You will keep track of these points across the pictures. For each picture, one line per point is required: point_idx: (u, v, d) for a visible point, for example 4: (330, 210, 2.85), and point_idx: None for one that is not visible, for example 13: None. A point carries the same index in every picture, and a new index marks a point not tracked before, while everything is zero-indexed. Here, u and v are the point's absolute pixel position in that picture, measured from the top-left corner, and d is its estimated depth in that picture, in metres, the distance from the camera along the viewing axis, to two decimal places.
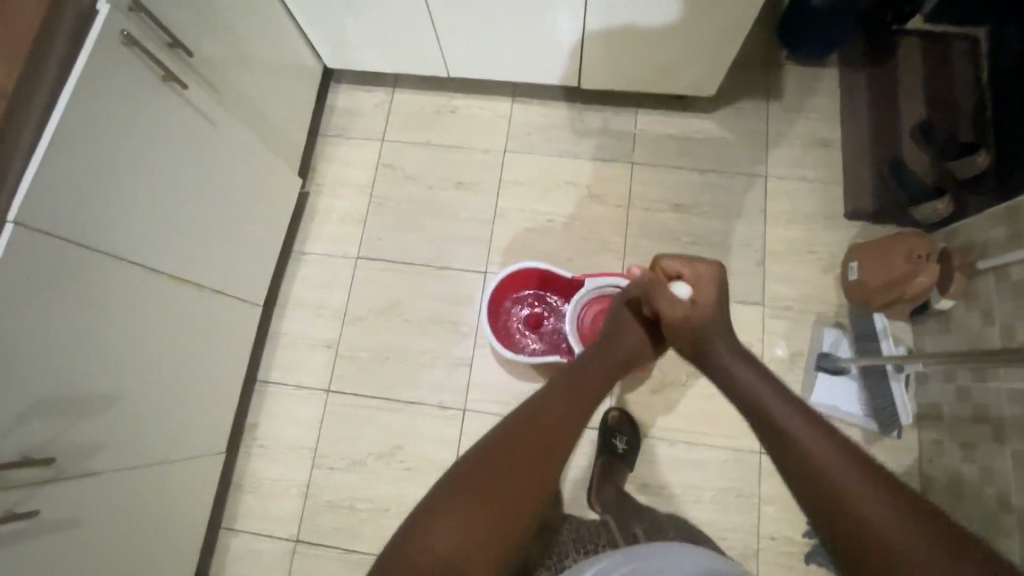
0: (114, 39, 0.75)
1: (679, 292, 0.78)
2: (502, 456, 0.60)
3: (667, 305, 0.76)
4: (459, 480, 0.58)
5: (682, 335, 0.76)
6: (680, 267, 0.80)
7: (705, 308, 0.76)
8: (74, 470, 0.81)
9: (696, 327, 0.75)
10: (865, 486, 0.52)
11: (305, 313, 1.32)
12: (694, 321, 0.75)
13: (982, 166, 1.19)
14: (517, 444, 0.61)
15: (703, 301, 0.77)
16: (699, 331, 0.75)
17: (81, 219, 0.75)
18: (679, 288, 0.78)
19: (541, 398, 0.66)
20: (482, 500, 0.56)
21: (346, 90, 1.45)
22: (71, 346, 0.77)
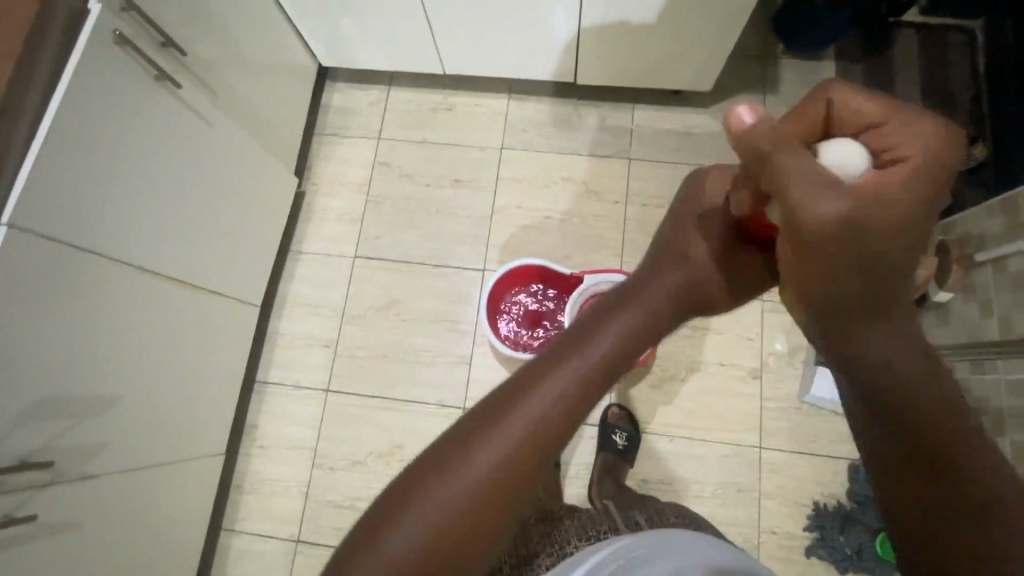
0: (106, 38, 0.74)
1: (842, 159, 0.39)
2: (487, 437, 0.39)
3: (808, 172, 0.36)
4: (428, 463, 0.39)
5: (825, 243, 0.35)
6: (872, 110, 0.40)
7: (890, 195, 0.36)
8: (73, 473, 0.81)
9: (866, 230, 0.35)
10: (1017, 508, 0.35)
11: (303, 313, 1.31)
12: (861, 226, 0.35)
13: (978, 159, 1.20)
14: (507, 415, 0.40)
15: (890, 179, 0.37)
16: (869, 239, 0.35)
17: (76, 221, 0.75)
18: (846, 151, 0.39)
19: (559, 345, 0.43)
20: (466, 490, 0.38)
21: (341, 88, 1.44)
22: (68, 350, 0.77)
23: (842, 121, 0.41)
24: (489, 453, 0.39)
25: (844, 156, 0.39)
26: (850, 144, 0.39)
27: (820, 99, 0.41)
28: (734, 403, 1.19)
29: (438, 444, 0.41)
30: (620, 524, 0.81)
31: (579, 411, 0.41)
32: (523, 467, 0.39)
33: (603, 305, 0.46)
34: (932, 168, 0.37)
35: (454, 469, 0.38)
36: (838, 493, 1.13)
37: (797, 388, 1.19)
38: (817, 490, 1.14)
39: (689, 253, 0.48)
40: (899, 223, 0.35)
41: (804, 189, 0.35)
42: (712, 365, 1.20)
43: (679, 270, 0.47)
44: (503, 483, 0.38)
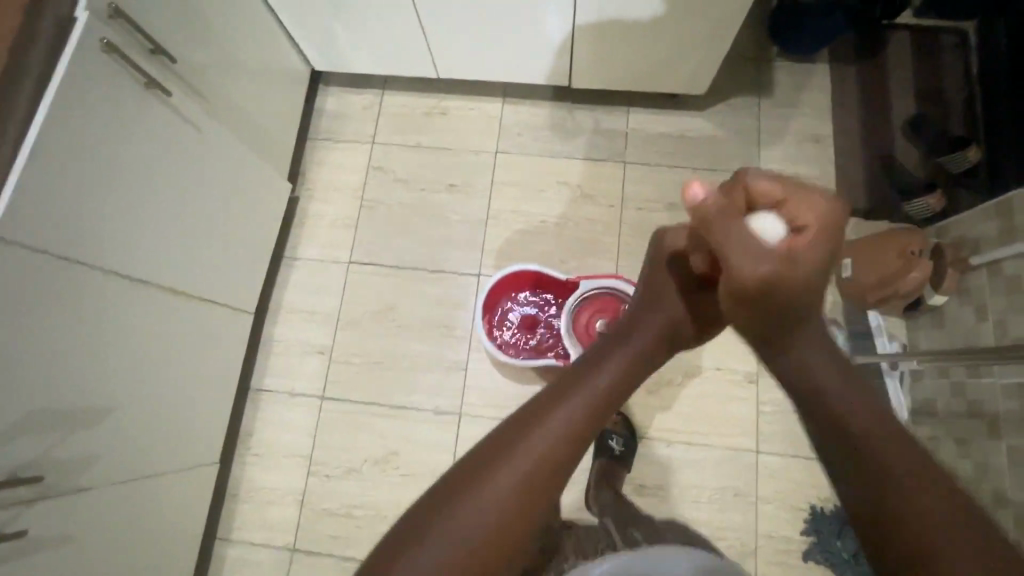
0: (93, 46, 0.73)
1: (766, 230, 0.50)
2: (505, 461, 0.50)
3: (739, 250, 0.49)
4: (453, 483, 0.49)
5: (751, 297, 0.50)
6: (776, 188, 0.50)
7: (798, 263, 0.49)
8: (65, 486, 0.80)
9: (779, 290, 0.49)
10: (929, 496, 0.46)
11: (297, 319, 1.30)
12: (774, 289, 0.49)
13: (973, 161, 1.20)
14: (522, 448, 0.51)
15: (801, 249, 0.49)
16: (780, 295, 0.50)
17: (68, 232, 0.74)
18: (765, 224, 0.50)
19: (559, 387, 0.56)
20: (495, 503, 0.48)
21: (335, 93, 1.43)
22: (60, 363, 0.76)
23: (759, 198, 0.51)
24: (510, 473, 0.49)
25: (767, 229, 0.50)
26: (768, 217, 0.51)
27: (740, 179, 0.52)
28: (731, 407, 1.18)
29: (460, 467, 0.51)
30: (620, 540, 0.82)
31: (579, 440, 0.53)
32: (535, 487, 0.50)
33: (596, 350, 0.61)
34: (829, 235, 0.50)
35: (477, 488, 0.49)
36: (835, 497, 1.13)
37: None
38: (814, 493, 1.14)
39: (658, 304, 0.65)
40: (801, 283, 0.50)
41: (734, 260, 0.49)
42: (709, 369, 1.20)
43: (655, 314, 0.64)
44: (516, 503, 0.49)
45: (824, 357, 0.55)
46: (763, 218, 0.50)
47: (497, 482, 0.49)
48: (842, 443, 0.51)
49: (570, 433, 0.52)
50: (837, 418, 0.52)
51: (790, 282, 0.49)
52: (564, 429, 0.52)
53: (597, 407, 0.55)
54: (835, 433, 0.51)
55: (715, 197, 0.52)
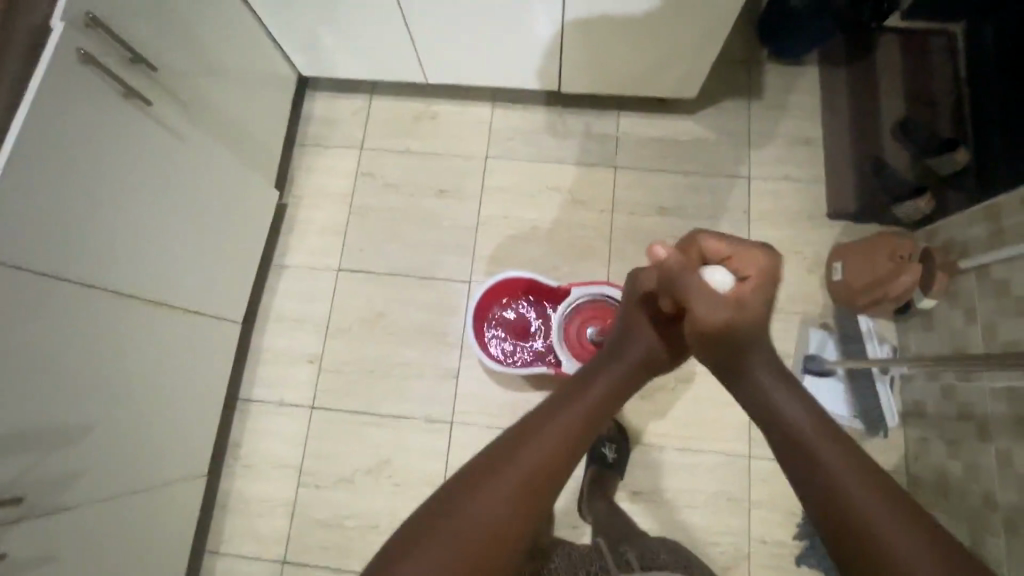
0: (70, 57, 0.72)
1: (718, 283, 0.53)
2: (490, 485, 0.51)
3: (698, 299, 0.53)
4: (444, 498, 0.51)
5: (712, 339, 0.55)
6: (723, 247, 0.54)
7: (749, 310, 0.53)
8: (47, 505, 0.78)
9: (734, 332, 0.54)
10: (881, 508, 0.47)
11: (286, 328, 1.29)
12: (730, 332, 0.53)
13: (961, 163, 1.20)
14: (506, 472, 0.52)
15: (749, 298, 0.53)
16: (736, 336, 0.54)
17: (46, 247, 0.73)
18: (716, 276, 0.53)
19: (547, 409, 0.58)
20: (483, 515, 0.50)
21: (322, 98, 1.42)
22: (39, 379, 0.74)
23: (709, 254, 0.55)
24: (495, 495, 0.51)
25: (716, 280, 0.53)
26: (716, 271, 0.54)
27: (691, 238, 0.55)
28: (723, 412, 1.18)
29: (450, 484, 0.53)
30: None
31: (565, 459, 0.55)
32: (522, 507, 0.51)
33: (581, 375, 0.63)
34: (772, 282, 0.53)
35: (462, 509, 0.50)
36: None
37: None
38: None
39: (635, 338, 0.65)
40: (753, 325, 0.54)
41: (695, 307, 0.53)
42: (700, 374, 1.20)
43: (631, 351, 0.65)
44: (501, 524, 0.50)
45: (774, 380, 0.56)
46: (715, 271, 0.54)
47: (482, 502, 0.51)
48: (796, 460, 0.52)
49: (552, 454, 0.54)
50: (790, 436, 0.53)
51: (742, 325, 0.53)
52: (549, 452, 0.54)
53: (580, 430, 0.57)
54: (791, 451, 0.53)
55: (672, 253, 0.55)
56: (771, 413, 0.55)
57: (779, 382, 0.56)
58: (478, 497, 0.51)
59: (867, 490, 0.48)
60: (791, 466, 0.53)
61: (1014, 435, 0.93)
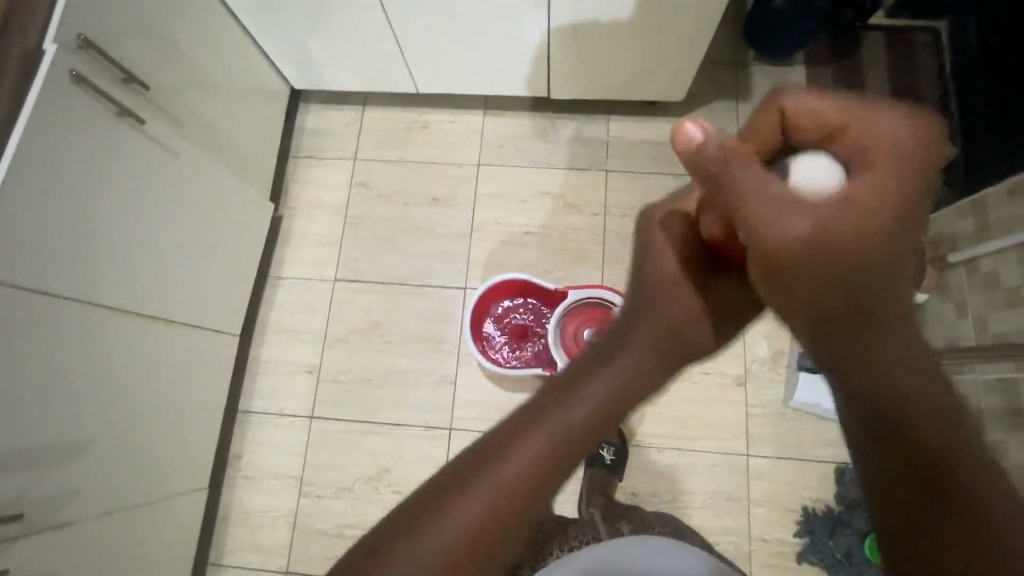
0: (62, 79, 0.73)
1: (810, 168, 0.44)
2: (474, 494, 0.44)
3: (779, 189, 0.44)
4: (434, 497, 0.44)
5: (798, 261, 0.42)
6: (821, 118, 0.46)
7: (864, 202, 0.42)
8: (48, 521, 0.79)
9: (837, 242, 0.41)
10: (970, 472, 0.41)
11: (283, 339, 1.30)
12: (830, 246, 0.41)
13: (949, 158, 1.21)
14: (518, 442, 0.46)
15: (860, 186, 0.42)
16: (841, 248, 0.41)
17: (41, 267, 0.74)
18: (814, 165, 0.44)
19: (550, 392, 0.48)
20: (481, 509, 0.43)
21: (315, 110, 1.43)
22: (39, 395, 0.75)
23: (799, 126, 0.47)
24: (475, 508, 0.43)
25: (811, 172, 0.44)
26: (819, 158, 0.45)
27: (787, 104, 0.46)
28: (721, 412, 1.19)
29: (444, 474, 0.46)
30: (605, 533, 0.79)
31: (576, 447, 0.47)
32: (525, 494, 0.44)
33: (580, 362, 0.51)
34: (898, 171, 0.42)
35: (462, 499, 0.43)
36: (827, 498, 1.13)
37: (782, 393, 1.19)
38: (806, 495, 1.14)
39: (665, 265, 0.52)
40: (873, 240, 0.42)
41: (764, 212, 0.41)
42: (696, 374, 1.21)
43: (663, 298, 0.51)
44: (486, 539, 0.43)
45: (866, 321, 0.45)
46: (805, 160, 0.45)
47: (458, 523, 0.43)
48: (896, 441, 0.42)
49: (552, 449, 0.45)
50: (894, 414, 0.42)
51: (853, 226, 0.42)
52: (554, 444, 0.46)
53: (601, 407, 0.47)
54: (890, 427, 0.42)
55: (716, 132, 0.42)
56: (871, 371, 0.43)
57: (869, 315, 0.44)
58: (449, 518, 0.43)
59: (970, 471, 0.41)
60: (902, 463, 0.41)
61: (1008, 427, 0.93)
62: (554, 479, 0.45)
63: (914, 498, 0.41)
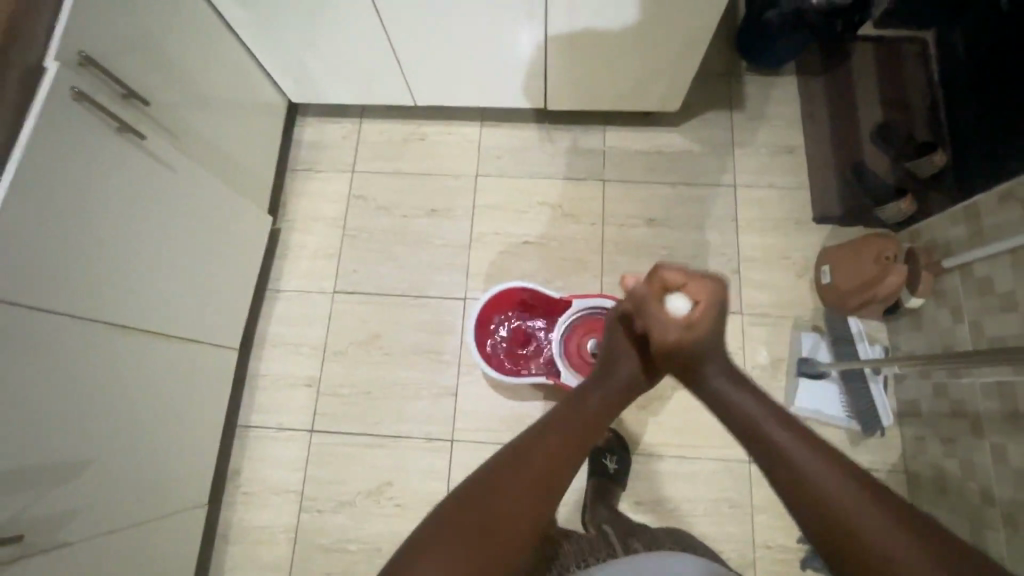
0: (64, 95, 0.73)
1: (676, 308, 0.63)
2: (500, 489, 0.52)
3: (657, 322, 0.63)
4: (466, 498, 0.52)
5: (670, 356, 0.64)
6: (680, 276, 0.64)
7: (703, 332, 0.62)
8: (48, 541, 0.78)
9: (686, 350, 0.63)
10: (837, 485, 0.50)
11: (283, 353, 1.29)
12: (684, 350, 0.62)
13: (939, 165, 1.23)
14: (528, 450, 0.55)
15: (702, 319, 0.62)
16: (691, 353, 0.63)
17: (44, 284, 0.73)
18: (677, 300, 0.63)
19: (551, 415, 0.60)
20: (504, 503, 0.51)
21: (312, 123, 1.44)
22: (39, 411, 0.74)
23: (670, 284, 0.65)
24: (502, 499, 0.51)
25: (674, 302, 0.63)
26: (677, 297, 0.64)
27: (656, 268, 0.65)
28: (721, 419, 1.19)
29: (472, 481, 0.53)
30: (619, 551, 0.79)
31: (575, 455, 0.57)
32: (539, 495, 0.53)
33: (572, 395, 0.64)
34: (717, 314, 0.63)
35: (488, 499, 0.51)
36: None
37: (783, 399, 1.19)
38: None
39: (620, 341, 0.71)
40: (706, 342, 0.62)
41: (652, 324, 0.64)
42: None
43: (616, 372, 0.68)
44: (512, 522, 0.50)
45: (733, 385, 0.61)
46: (675, 299, 0.64)
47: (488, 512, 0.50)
48: (796, 498, 0.51)
49: (562, 450, 0.56)
50: (764, 446, 0.55)
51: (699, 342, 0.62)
52: (562, 445, 0.56)
53: (586, 429, 0.59)
54: (777, 477, 0.53)
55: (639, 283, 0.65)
56: (755, 438, 0.56)
57: (740, 391, 0.60)
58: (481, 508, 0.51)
59: (869, 507, 0.48)
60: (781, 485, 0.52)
61: (1007, 430, 0.94)
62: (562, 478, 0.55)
63: (819, 541, 0.49)
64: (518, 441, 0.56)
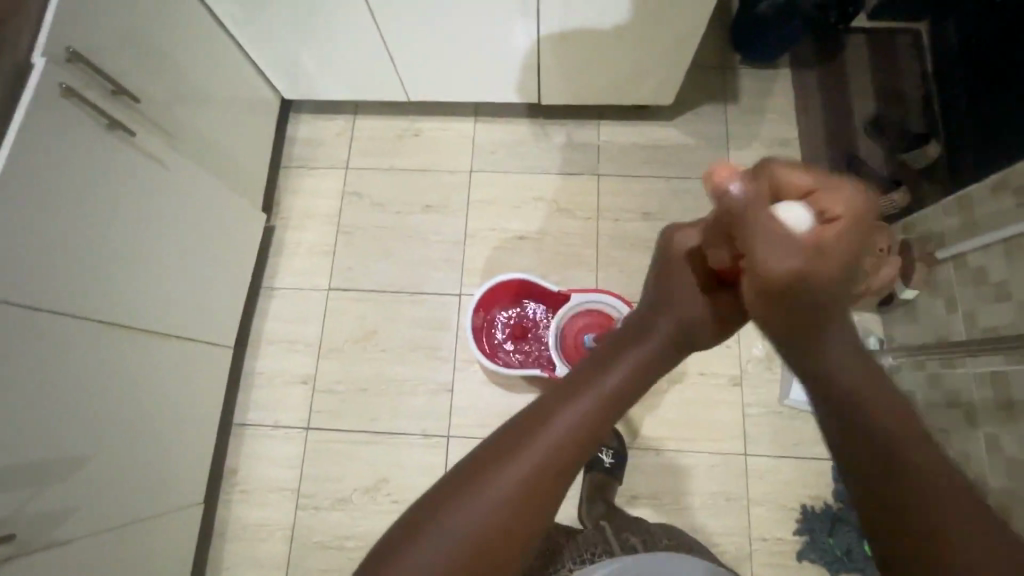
0: (52, 91, 0.73)
1: (790, 218, 0.38)
2: (490, 483, 0.43)
3: (760, 242, 0.38)
4: (453, 488, 0.44)
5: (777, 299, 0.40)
6: (806, 175, 0.39)
7: (830, 259, 0.38)
8: (41, 540, 0.78)
9: (801, 288, 0.39)
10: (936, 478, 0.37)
11: (278, 350, 1.29)
12: (799, 286, 0.38)
13: (932, 157, 1.27)
14: (527, 436, 0.45)
15: (829, 241, 0.37)
16: (813, 293, 0.39)
17: (31, 282, 0.73)
18: (794, 211, 0.38)
19: (559, 391, 0.48)
20: (489, 508, 0.42)
21: (305, 120, 1.43)
22: (32, 410, 0.74)
23: (786, 184, 0.39)
24: (480, 507, 0.42)
25: (794, 214, 0.38)
26: (795, 206, 0.38)
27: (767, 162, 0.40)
28: (717, 412, 1.19)
29: (465, 464, 0.45)
30: (615, 547, 0.79)
31: (574, 454, 0.45)
32: (532, 501, 0.43)
33: (593, 356, 0.51)
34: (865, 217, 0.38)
35: (475, 496, 0.42)
36: (824, 495, 1.14)
37: (778, 391, 1.20)
38: (804, 493, 1.15)
39: (682, 273, 0.53)
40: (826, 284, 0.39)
41: (756, 254, 0.38)
42: (692, 375, 1.21)
43: (678, 302, 0.52)
44: (505, 531, 0.42)
45: (851, 346, 0.42)
46: (780, 199, 0.39)
47: (469, 522, 0.42)
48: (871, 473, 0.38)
49: (572, 436, 0.45)
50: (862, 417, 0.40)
51: (820, 278, 0.38)
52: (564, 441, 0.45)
53: (594, 420, 0.46)
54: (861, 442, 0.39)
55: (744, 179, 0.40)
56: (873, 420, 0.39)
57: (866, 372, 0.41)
58: (459, 518, 0.42)
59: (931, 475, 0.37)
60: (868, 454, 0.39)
61: (1001, 420, 0.94)
62: (560, 481, 0.44)
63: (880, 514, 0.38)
64: (506, 431, 0.46)
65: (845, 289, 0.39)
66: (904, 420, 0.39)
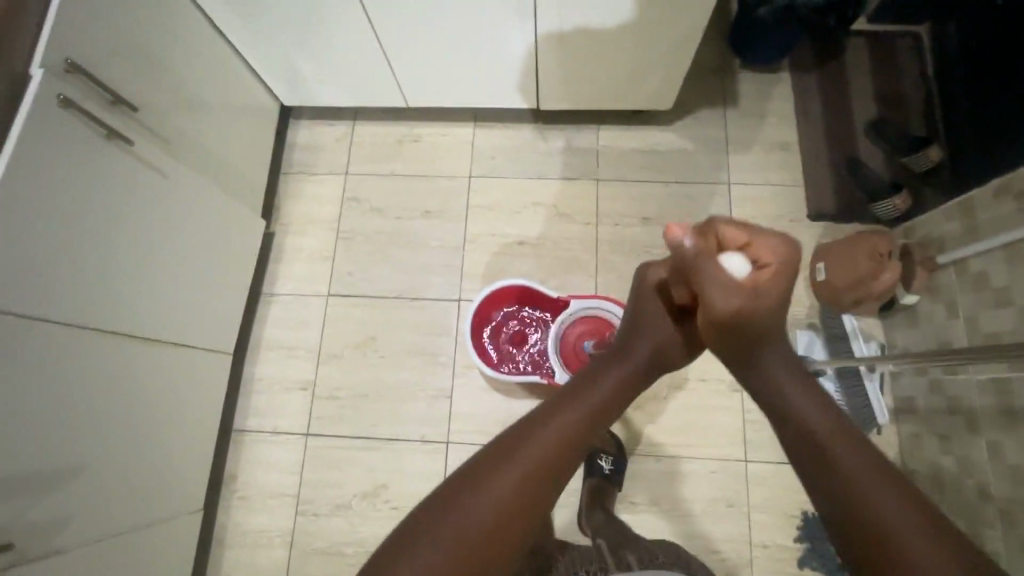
0: (50, 102, 0.73)
1: (733, 268, 0.55)
2: (504, 470, 0.55)
3: (712, 286, 0.55)
4: (472, 473, 0.55)
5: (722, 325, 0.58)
6: (742, 233, 0.55)
7: (763, 297, 0.55)
8: (40, 549, 0.78)
9: (744, 319, 0.57)
10: (873, 485, 0.52)
11: (278, 356, 1.29)
12: (744, 317, 0.56)
13: (934, 160, 1.23)
14: (534, 436, 0.57)
15: (763, 284, 0.55)
16: (750, 323, 0.57)
17: (32, 292, 0.73)
18: (735, 264, 0.55)
19: (559, 400, 0.61)
20: (503, 489, 0.54)
21: (305, 126, 1.44)
22: (30, 419, 0.74)
23: (729, 242, 0.56)
24: (495, 489, 0.54)
25: (735, 267, 0.55)
26: (735, 259, 0.56)
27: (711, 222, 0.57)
28: (718, 418, 1.19)
29: (484, 455, 0.57)
30: (609, 565, 0.81)
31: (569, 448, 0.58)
32: (538, 484, 0.55)
33: (586, 374, 0.65)
34: (790, 265, 0.55)
35: (493, 478, 0.54)
36: None
37: None
38: (804, 500, 1.14)
39: (656, 308, 0.69)
40: (760, 315, 0.56)
41: (709, 296, 0.56)
42: (693, 381, 1.21)
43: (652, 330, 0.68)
44: (514, 509, 0.53)
45: (787, 375, 0.60)
46: (724, 253, 0.56)
47: (486, 500, 0.53)
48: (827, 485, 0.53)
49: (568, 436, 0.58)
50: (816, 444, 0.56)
51: (756, 313, 0.56)
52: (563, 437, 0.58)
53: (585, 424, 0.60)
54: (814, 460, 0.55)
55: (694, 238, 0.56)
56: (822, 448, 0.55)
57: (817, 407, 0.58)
58: (479, 498, 0.53)
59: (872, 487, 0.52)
60: (819, 471, 0.54)
61: (1003, 427, 0.93)
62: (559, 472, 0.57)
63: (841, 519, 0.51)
64: (518, 429, 0.58)
65: (778, 317, 0.58)
66: (852, 446, 0.55)
